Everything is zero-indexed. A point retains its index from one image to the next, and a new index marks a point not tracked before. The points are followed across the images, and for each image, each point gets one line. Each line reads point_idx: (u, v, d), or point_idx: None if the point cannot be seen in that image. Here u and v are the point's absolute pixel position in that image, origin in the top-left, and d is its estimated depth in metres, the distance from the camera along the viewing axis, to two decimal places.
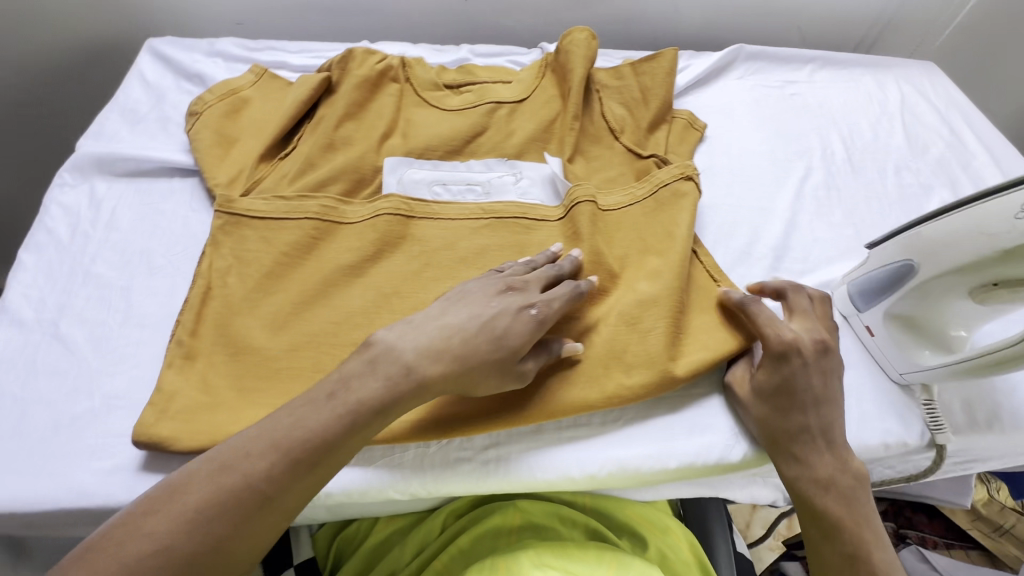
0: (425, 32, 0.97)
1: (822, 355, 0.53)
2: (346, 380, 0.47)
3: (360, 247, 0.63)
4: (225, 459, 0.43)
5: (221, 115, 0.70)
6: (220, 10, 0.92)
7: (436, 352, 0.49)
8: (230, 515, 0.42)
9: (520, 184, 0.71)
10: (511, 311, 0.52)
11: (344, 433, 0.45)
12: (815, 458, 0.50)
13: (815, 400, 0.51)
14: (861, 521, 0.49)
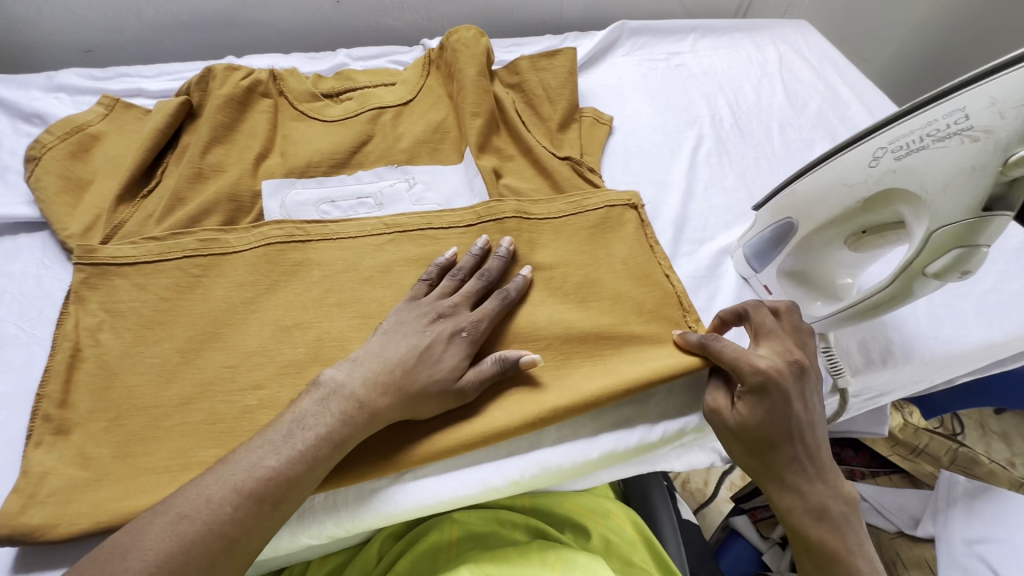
0: (301, 41, 0.92)
1: (801, 375, 0.49)
2: (297, 425, 0.45)
3: (250, 279, 0.59)
4: (181, 509, 0.39)
5: (65, 156, 0.63)
6: (59, 37, 0.83)
7: (382, 384, 0.48)
8: (192, 569, 0.38)
9: (414, 190, 0.69)
10: (450, 333, 0.53)
11: (305, 469, 0.43)
12: (807, 486, 0.47)
13: (798, 427, 0.48)
14: (858, 549, 0.45)
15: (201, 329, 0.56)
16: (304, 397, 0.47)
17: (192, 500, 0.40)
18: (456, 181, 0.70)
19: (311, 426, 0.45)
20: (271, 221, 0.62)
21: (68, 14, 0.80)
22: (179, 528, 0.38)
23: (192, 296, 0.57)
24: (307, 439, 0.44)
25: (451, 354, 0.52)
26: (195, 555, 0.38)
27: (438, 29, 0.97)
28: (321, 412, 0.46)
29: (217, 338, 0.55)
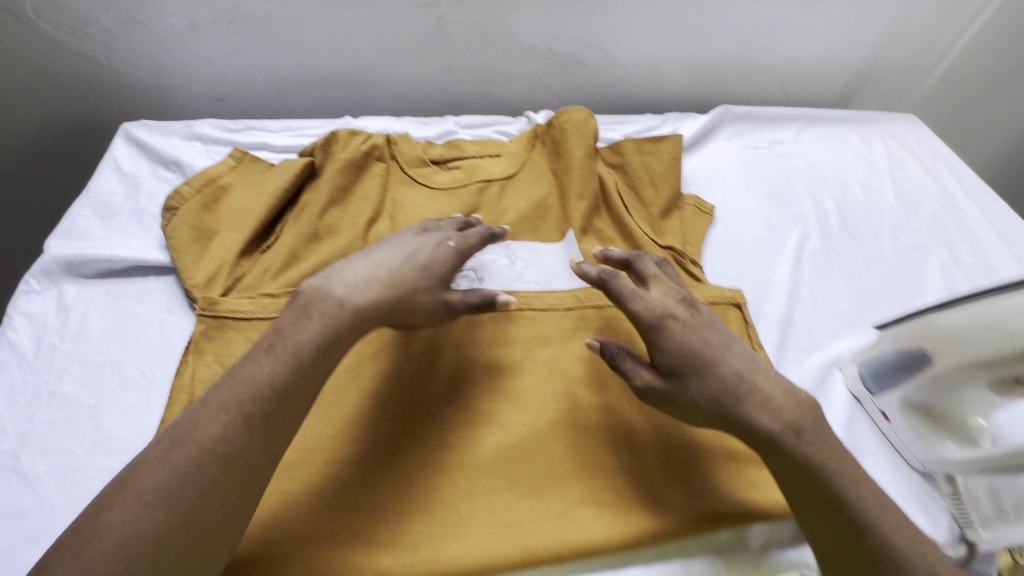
0: (410, 104, 0.97)
1: (693, 309, 0.53)
2: (276, 338, 0.46)
3: (353, 345, 0.60)
4: (174, 435, 0.41)
5: (200, 208, 0.67)
6: (199, 87, 0.90)
7: (370, 287, 0.50)
8: (192, 489, 0.39)
9: (515, 267, 0.69)
10: (427, 250, 0.56)
11: (291, 381, 0.44)
12: (768, 415, 0.47)
13: (717, 350, 0.49)
14: (848, 478, 0.46)
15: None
16: (287, 306, 0.49)
17: (182, 429, 0.41)
18: (557, 261, 0.70)
19: (289, 331, 0.46)
20: None
21: (211, 69, 0.87)
22: (174, 456, 0.40)
23: None
24: (288, 350, 0.45)
25: (432, 270, 0.54)
26: (200, 483, 0.39)
27: (539, 100, 1.00)
28: (297, 313, 0.48)
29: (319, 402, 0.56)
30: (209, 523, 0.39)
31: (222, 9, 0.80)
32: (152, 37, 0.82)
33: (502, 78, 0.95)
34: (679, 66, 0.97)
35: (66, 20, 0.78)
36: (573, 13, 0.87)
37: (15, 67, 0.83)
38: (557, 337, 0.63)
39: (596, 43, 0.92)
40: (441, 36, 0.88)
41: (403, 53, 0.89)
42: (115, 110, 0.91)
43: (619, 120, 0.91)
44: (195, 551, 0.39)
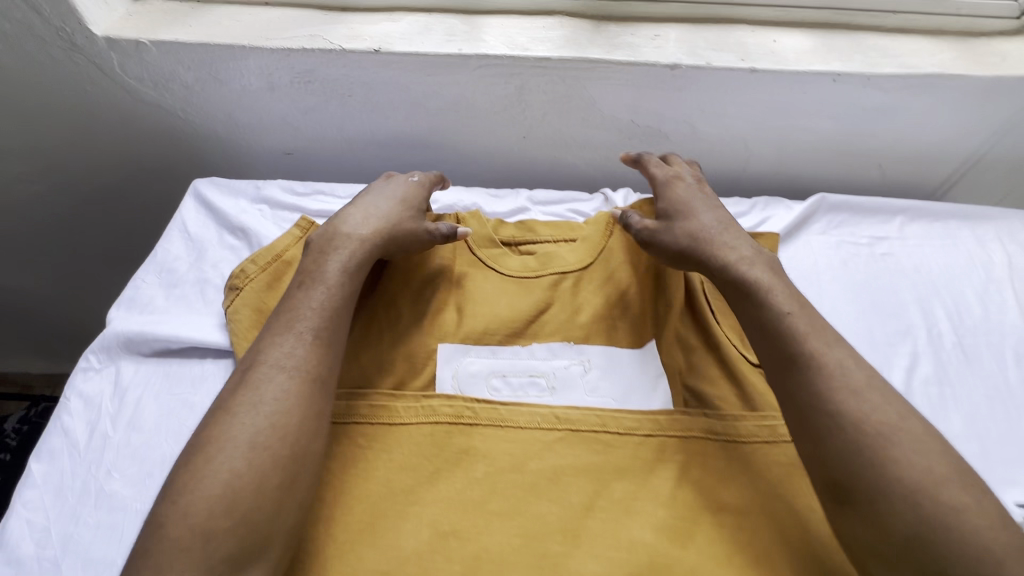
0: (478, 166, 0.93)
1: (701, 185, 0.70)
2: (302, 275, 0.57)
3: (414, 463, 0.55)
4: (250, 369, 0.50)
5: (263, 289, 0.62)
6: (270, 141, 0.88)
7: (368, 224, 0.62)
8: (283, 397, 0.48)
9: (589, 377, 0.63)
10: (402, 189, 0.68)
11: (340, 294, 0.56)
12: (727, 250, 0.61)
13: (704, 215, 0.65)
14: (807, 327, 0.55)
15: (363, 512, 0.53)
16: (305, 253, 0.60)
17: (248, 358, 0.51)
18: (637, 373, 0.63)
19: (313, 266, 0.57)
20: (441, 395, 0.59)
21: (283, 124, 0.85)
22: (247, 378, 0.49)
23: (356, 471, 0.55)
24: (335, 270, 0.57)
25: (413, 204, 0.66)
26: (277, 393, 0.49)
27: (614, 169, 0.94)
28: (322, 243, 0.59)
29: (375, 527, 0.52)
30: (289, 422, 0.47)
31: (301, 72, 0.77)
32: (229, 93, 0.81)
33: (578, 146, 0.90)
34: (771, 142, 0.89)
35: (149, 76, 0.78)
36: (664, 88, 0.80)
37: (96, 115, 0.83)
38: (634, 470, 0.57)
39: (684, 117, 0.85)
40: (521, 105, 0.83)
41: (478, 119, 0.85)
42: (187, 156, 0.91)
43: None
44: (299, 446, 0.47)
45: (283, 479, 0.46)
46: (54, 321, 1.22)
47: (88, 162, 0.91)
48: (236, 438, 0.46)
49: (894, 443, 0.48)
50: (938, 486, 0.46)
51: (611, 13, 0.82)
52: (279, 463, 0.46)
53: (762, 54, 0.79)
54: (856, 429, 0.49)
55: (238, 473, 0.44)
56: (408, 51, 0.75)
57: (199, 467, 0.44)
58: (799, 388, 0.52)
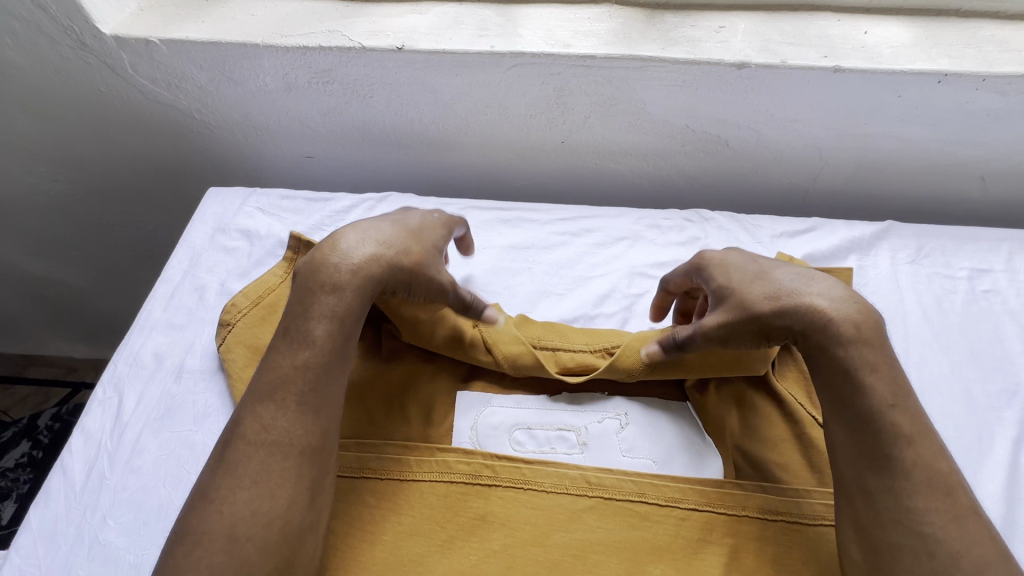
0: (512, 172, 0.84)
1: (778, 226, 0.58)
2: (288, 322, 0.50)
3: (424, 528, 0.50)
4: (227, 445, 0.46)
5: (256, 324, 0.60)
6: (287, 145, 0.83)
7: (371, 248, 0.52)
8: (262, 480, 0.44)
9: (624, 433, 0.56)
10: (416, 216, 0.58)
11: (325, 349, 0.48)
12: (822, 305, 0.48)
13: (790, 265, 0.52)
14: (911, 431, 0.44)
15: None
16: (292, 287, 0.52)
17: (231, 432, 0.47)
18: (681, 431, 0.56)
19: (300, 312, 0.50)
20: (458, 450, 0.53)
21: (302, 126, 0.79)
22: (226, 457, 0.45)
23: (360, 535, 0.50)
24: (318, 320, 0.49)
25: (424, 231, 0.56)
26: (258, 471, 0.44)
27: (664, 180, 0.84)
28: (313, 289, 0.50)
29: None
30: (276, 506, 0.43)
31: (319, 71, 0.70)
32: (245, 94, 0.75)
33: (623, 153, 0.79)
34: (852, 151, 0.76)
35: (162, 76, 0.74)
36: (727, 91, 0.69)
37: (113, 115, 0.80)
38: (674, 551, 0.49)
39: (748, 123, 0.73)
40: (559, 109, 0.73)
41: (512, 124, 0.76)
42: (206, 158, 0.87)
43: (768, 224, 0.74)
44: (289, 529, 0.44)
45: (274, 565, 0.43)
46: (90, 311, 1.23)
47: (110, 166, 0.89)
48: (215, 530, 0.42)
49: (930, 495, 0.42)
50: (979, 567, 0.40)
51: (668, 2, 0.71)
52: (268, 549, 0.43)
53: (849, 49, 0.67)
54: (898, 482, 0.43)
55: (221, 566, 0.41)
56: (434, 48, 0.66)
57: (183, 560, 0.42)
58: (887, 498, 0.43)
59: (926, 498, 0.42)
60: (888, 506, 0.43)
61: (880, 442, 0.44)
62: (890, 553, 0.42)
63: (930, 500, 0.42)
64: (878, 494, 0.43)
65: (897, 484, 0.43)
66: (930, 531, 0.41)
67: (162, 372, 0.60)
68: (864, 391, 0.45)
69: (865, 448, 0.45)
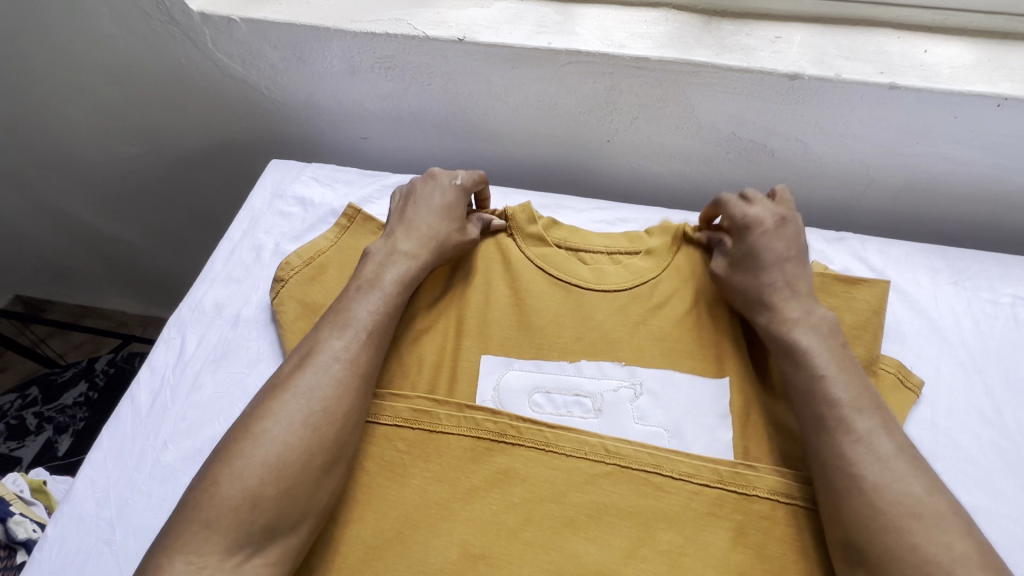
0: (558, 168, 0.88)
1: (782, 224, 0.64)
2: (358, 278, 0.61)
3: (450, 476, 0.54)
4: (304, 352, 0.54)
5: (308, 282, 0.65)
6: (347, 125, 0.89)
7: (422, 246, 0.65)
8: (332, 386, 0.52)
9: (638, 404, 0.60)
10: (448, 194, 0.69)
11: (393, 301, 0.59)
12: (784, 305, 0.59)
13: (783, 266, 0.62)
14: (851, 398, 0.52)
15: (392, 520, 0.52)
16: (360, 262, 0.64)
17: (308, 343, 0.55)
18: (698, 413, 0.59)
19: (372, 272, 0.62)
20: (487, 409, 0.56)
21: (363, 108, 0.85)
22: (305, 360, 0.53)
23: (392, 476, 0.54)
24: (391, 279, 0.61)
25: (460, 213, 0.69)
26: (328, 380, 0.52)
27: (706, 186, 0.86)
28: (372, 258, 0.63)
29: (399, 538, 0.51)
30: (336, 409, 0.51)
31: (383, 56, 0.76)
32: (312, 74, 0.81)
33: (669, 155, 0.83)
34: (901, 169, 0.78)
35: (238, 52, 0.80)
36: (776, 100, 0.72)
37: (189, 85, 0.88)
38: (684, 521, 0.52)
39: (796, 133, 0.76)
40: (607, 107, 0.77)
41: (562, 119, 0.80)
42: (270, 134, 0.94)
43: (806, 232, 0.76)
44: (344, 433, 0.51)
45: (324, 459, 0.49)
46: (144, 269, 1.33)
47: (179, 134, 0.97)
48: (286, 415, 0.49)
49: (869, 450, 0.49)
50: (918, 514, 0.46)
51: (726, 10, 0.75)
52: (323, 443, 0.49)
53: (907, 66, 0.69)
54: (834, 435, 0.51)
55: (288, 447, 0.48)
56: (492, 41, 0.71)
57: (252, 434, 0.48)
58: (825, 449, 0.51)
59: (860, 450, 0.49)
60: (833, 457, 0.50)
61: (823, 403, 0.52)
62: (836, 498, 0.49)
63: (889, 456, 0.49)
64: (822, 448, 0.51)
65: (835, 439, 0.51)
66: (873, 478, 0.48)
67: (221, 319, 0.66)
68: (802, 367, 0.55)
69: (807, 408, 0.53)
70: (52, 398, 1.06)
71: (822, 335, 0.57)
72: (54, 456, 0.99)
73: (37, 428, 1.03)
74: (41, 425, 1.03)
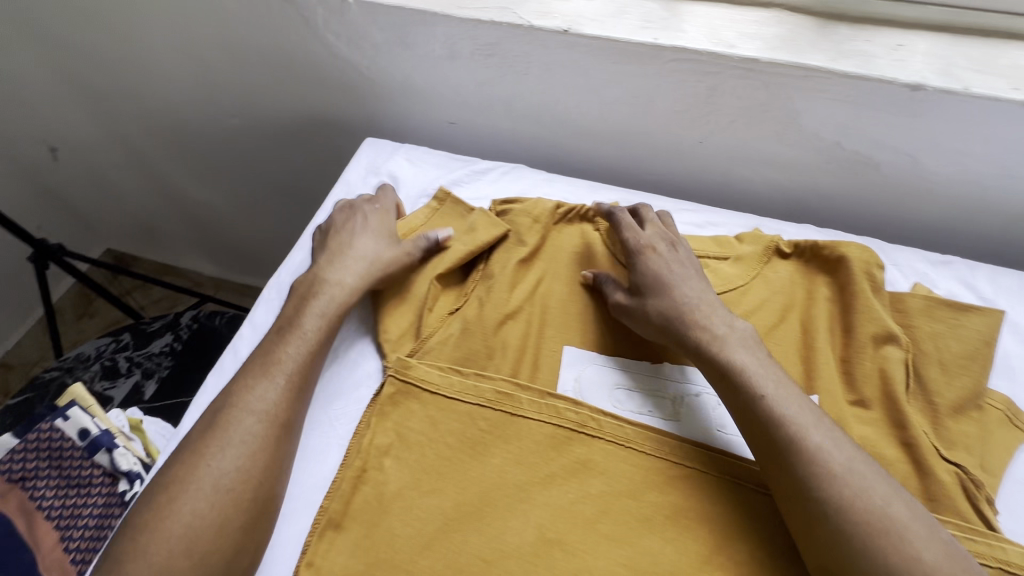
0: (643, 167, 0.87)
1: (673, 249, 0.65)
2: (282, 323, 0.61)
3: (529, 460, 0.55)
4: (214, 411, 0.53)
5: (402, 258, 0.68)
6: (437, 110, 0.91)
7: (354, 272, 0.64)
8: (247, 440, 0.51)
9: (721, 412, 0.59)
10: (371, 218, 0.70)
11: (312, 349, 0.59)
12: (709, 324, 0.57)
13: (688, 284, 0.61)
14: (852, 490, 0.46)
15: (472, 497, 0.53)
16: (290, 299, 0.63)
17: (221, 399, 0.54)
18: None
19: (294, 317, 0.61)
20: (570, 399, 0.58)
21: (455, 94, 0.87)
22: (217, 420, 0.52)
23: (471, 454, 0.56)
24: (317, 323, 0.60)
25: (388, 232, 0.69)
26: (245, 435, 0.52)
27: (797, 196, 0.83)
28: (309, 300, 0.62)
29: (477, 513, 0.53)
30: (251, 468, 0.50)
31: (485, 44, 0.77)
32: (412, 58, 0.83)
33: (763, 161, 0.80)
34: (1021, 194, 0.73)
35: (346, 33, 0.83)
36: (892, 111, 0.68)
37: (292, 62, 0.91)
38: (765, 534, 0.51)
39: (907, 148, 0.72)
40: (706, 108, 0.75)
41: (657, 117, 0.79)
42: (361, 115, 0.97)
43: (909, 253, 0.72)
44: (261, 489, 0.51)
45: (244, 520, 0.49)
46: (226, 234, 1.41)
47: (277, 108, 1.01)
48: (201, 481, 0.49)
49: (896, 552, 0.43)
50: None
51: (843, 15, 0.72)
52: (242, 505, 0.49)
53: None
54: (846, 538, 0.45)
55: (203, 515, 0.48)
56: (598, 35, 0.71)
57: (164, 506, 0.48)
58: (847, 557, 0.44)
59: (885, 554, 0.43)
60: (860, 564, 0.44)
61: (772, 437, 0.50)
62: None
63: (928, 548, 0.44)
64: (846, 554, 0.44)
65: (851, 544, 0.44)
66: None
67: None
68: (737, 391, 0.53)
69: (760, 448, 0.51)
70: (142, 345, 1.15)
71: (750, 343, 0.56)
72: (141, 398, 1.07)
73: (128, 370, 1.11)
74: (131, 369, 1.11)
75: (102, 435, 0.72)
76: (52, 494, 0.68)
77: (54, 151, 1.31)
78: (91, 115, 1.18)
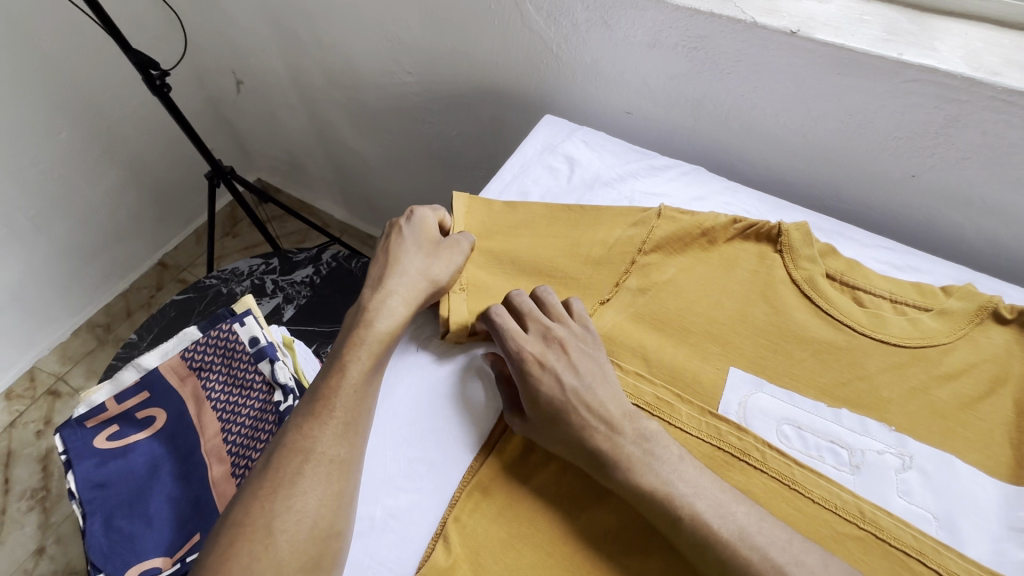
0: (832, 191, 0.79)
1: (559, 348, 0.58)
2: (326, 368, 0.58)
3: None
4: (273, 451, 0.53)
5: (569, 247, 0.69)
6: (616, 98, 0.88)
7: (402, 302, 0.62)
8: (301, 481, 0.50)
9: (902, 478, 0.53)
10: (409, 240, 0.67)
11: (360, 387, 0.56)
12: (617, 446, 0.51)
13: (587, 394, 0.55)
14: None
15: (597, 481, 0.54)
16: (331, 350, 0.61)
17: (278, 441, 0.53)
18: (983, 516, 0.51)
19: (336, 361, 0.58)
20: (734, 423, 0.55)
21: (642, 84, 0.84)
22: (273, 462, 0.51)
23: None
24: (359, 364, 0.57)
25: (431, 250, 0.66)
26: (299, 477, 0.50)
27: (1015, 257, 0.72)
28: (357, 331, 0.60)
29: (597, 499, 0.53)
30: (308, 506, 0.49)
31: (693, 36, 0.74)
32: (608, 41, 0.82)
33: (985, 211, 0.70)
34: None
35: (548, 6, 0.83)
36: None
37: (482, 29, 0.93)
38: None
39: None
40: (935, 138, 0.67)
41: (868, 141, 0.71)
42: (534, 91, 0.97)
43: None
44: (320, 529, 0.48)
45: (303, 564, 0.47)
46: (369, 184, 1.49)
47: (452, 72, 1.04)
48: (257, 525, 0.48)
49: None
50: None
51: None
52: (300, 547, 0.47)
53: None
54: None
55: (257, 559, 0.46)
56: (830, 41, 0.65)
57: (226, 550, 0.47)
58: None
59: None
60: None
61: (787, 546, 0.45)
62: None
63: None
64: None
65: None
66: None
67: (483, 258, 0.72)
68: (688, 521, 0.47)
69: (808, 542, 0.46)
70: (287, 271, 1.25)
71: (676, 454, 0.51)
72: (280, 318, 1.17)
73: (272, 291, 1.22)
74: (275, 291, 1.22)
75: (267, 346, 0.77)
76: (219, 389, 0.76)
77: (239, 83, 1.44)
78: (280, 57, 1.29)
